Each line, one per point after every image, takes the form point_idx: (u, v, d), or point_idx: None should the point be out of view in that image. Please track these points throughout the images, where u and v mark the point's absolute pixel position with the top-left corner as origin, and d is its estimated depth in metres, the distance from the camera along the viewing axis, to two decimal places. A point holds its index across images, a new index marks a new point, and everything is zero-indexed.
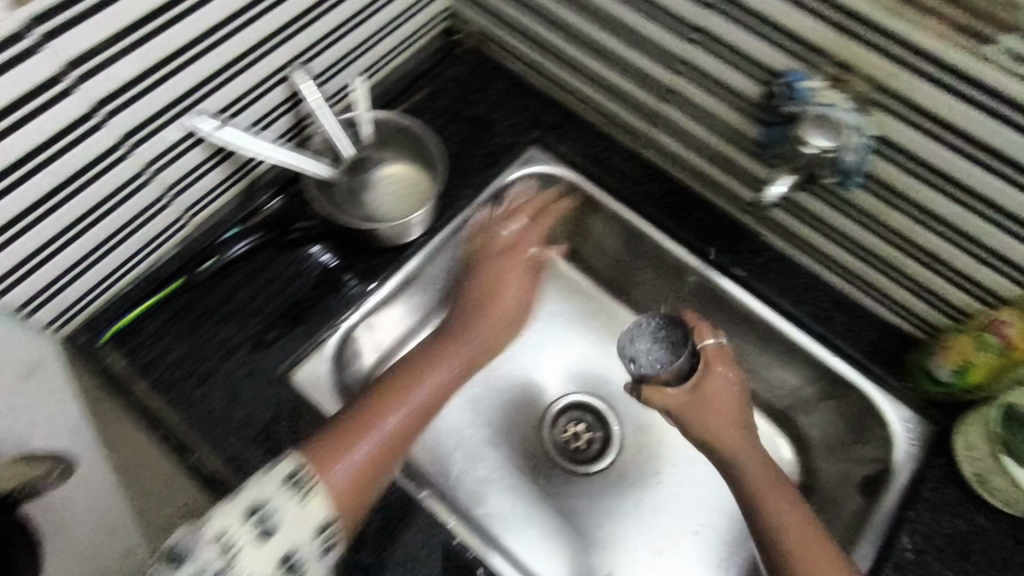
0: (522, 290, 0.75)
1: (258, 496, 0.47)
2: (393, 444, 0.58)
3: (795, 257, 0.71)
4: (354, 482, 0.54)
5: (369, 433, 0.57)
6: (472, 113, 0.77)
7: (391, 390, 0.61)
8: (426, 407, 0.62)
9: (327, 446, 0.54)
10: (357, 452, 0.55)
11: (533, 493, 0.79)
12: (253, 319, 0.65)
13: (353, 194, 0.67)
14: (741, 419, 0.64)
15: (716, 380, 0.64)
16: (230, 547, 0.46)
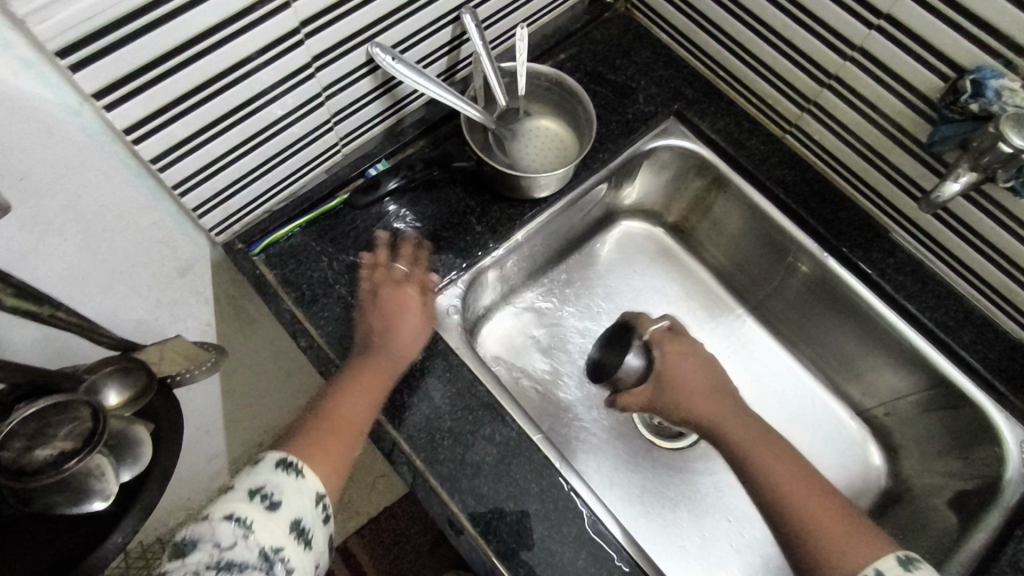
0: (700, 385, 0.66)
1: (255, 483, 0.47)
2: (349, 432, 0.55)
3: (926, 262, 0.70)
4: (327, 471, 0.52)
5: (316, 434, 0.53)
6: (615, 79, 0.78)
7: (354, 374, 0.58)
8: (376, 388, 0.58)
9: (309, 436, 0.53)
10: (325, 431, 0.54)
11: (618, 457, 0.81)
12: (393, 249, 0.68)
13: (501, 143, 0.69)
14: (710, 390, 0.66)
15: (677, 356, 0.68)
16: (242, 520, 0.45)
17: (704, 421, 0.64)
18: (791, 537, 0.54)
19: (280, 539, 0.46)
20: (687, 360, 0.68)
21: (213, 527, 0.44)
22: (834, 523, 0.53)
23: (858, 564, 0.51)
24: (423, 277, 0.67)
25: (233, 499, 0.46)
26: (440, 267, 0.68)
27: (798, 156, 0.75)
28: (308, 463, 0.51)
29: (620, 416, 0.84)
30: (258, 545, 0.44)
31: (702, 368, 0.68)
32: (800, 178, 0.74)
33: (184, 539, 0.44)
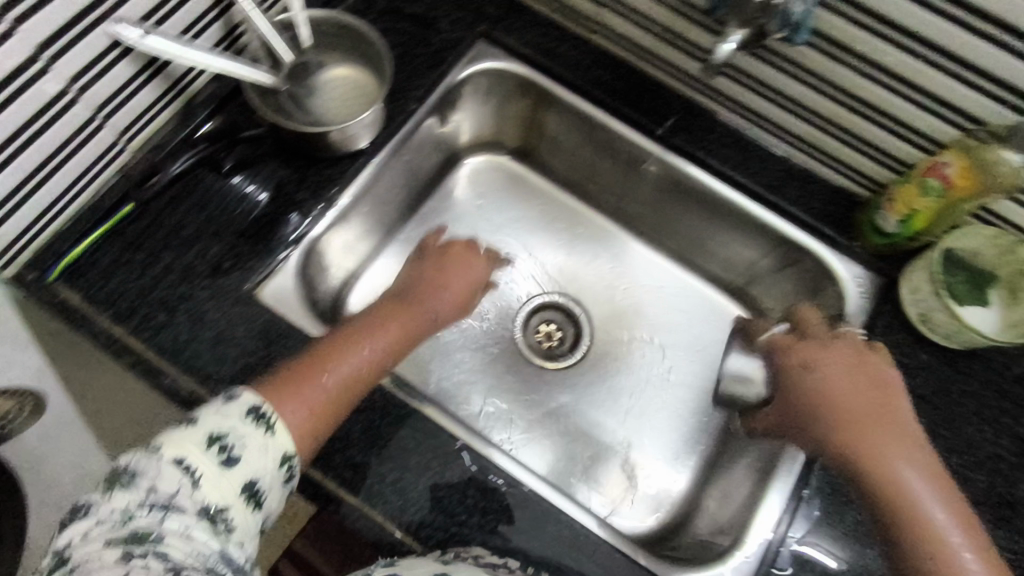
0: (877, 399, 0.57)
1: (223, 425, 0.43)
2: (348, 389, 0.54)
3: (746, 130, 0.72)
4: (309, 420, 0.49)
5: (314, 387, 0.51)
6: (414, 11, 0.74)
7: (349, 336, 0.58)
8: (376, 369, 0.58)
9: (275, 381, 0.50)
10: (317, 382, 0.52)
11: (514, 389, 0.82)
12: (212, 240, 0.63)
13: (299, 101, 0.64)
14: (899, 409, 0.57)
15: (879, 366, 0.59)
16: (191, 469, 0.41)
17: (865, 460, 0.54)
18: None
19: (228, 496, 0.41)
20: (406, 317, 0.66)
21: (157, 463, 0.40)
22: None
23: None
24: (253, 261, 0.63)
25: (180, 436, 0.42)
26: (266, 248, 0.64)
27: (610, 54, 0.75)
28: (276, 407, 0.47)
29: (506, 351, 0.84)
30: (200, 506, 0.40)
31: (853, 359, 0.59)
32: (618, 76, 0.74)
33: (127, 467, 0.40)
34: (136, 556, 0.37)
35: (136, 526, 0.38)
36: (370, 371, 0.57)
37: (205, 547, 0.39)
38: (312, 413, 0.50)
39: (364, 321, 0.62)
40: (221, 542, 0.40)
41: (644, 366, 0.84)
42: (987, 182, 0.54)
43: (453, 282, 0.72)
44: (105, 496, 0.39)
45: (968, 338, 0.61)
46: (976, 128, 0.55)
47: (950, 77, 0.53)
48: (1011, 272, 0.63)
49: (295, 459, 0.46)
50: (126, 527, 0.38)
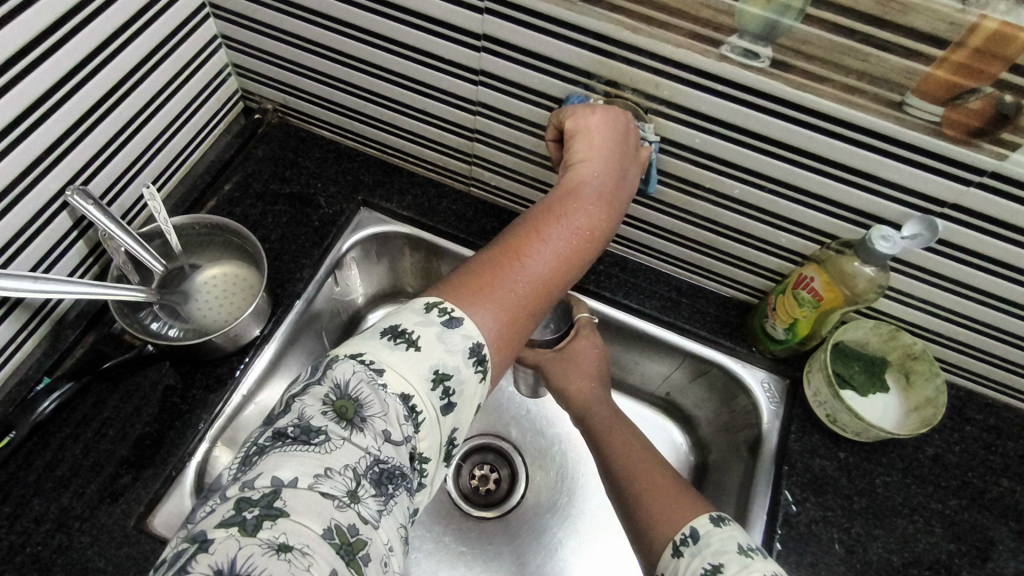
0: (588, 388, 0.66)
1: (445, 365, 0.42)
2: (542, 290, 0.49)
3: (631, 256, 0.75)
4: (503, 327, 0.46)
5: (514, 284, 0.47)
6: (290, 191, 0.75)
7: (530, 229, 0.50)
8: (571, 259, 0.51)
9: (468, 277, 0.47)
10: (510, 282, 0.47)
11: (453, 551, 0.76)
12: (91, 475, 0.58)
13: (172, 309, 0.63)
14: (596, 380, 0.66)
15: (584, 342, 0.66)
16: (413, 406, 0.41)
17: (582, 411, 0.64)
18: (634, 509, 0.52)
19: (432, 450, 0.42)
20: (561, 226, 0.51)
21: (383, 398, 0.40)
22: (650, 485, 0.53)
23: (672, 528, 0.48)
24: (139, 489, 0.58)
25: (413, 365, 0.41)
26: (151, 470, 0.59)
27: (489, 203, 0.77)
28: (468, 309, 0.45)
29: (440, 507, 0.78)
30: (409, 449, 0.40)
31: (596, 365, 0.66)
32: (499, 223, 0.76)
33: (349, 391, 0.40)
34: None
35: (352, 518, 0.36)
36: (557, 273, 0.50)
37: (406, 506, 0.40)
38: (509, 321, 0.46)
39: (534, 213, 0.52)
40: (409, 491, 0.40)
41: (581, 500, 0.79)
42: (846, 290, 0.58)
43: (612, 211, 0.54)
44: (336, 447, 0.38)
45: (875, 434, 0.62)
46: (830, 241, 0.58)
47: (797, 203, 0.56)
48: (899, 356, 0.65)
49: (488, 364, 0.45)
50: (351, 511, 0.37)
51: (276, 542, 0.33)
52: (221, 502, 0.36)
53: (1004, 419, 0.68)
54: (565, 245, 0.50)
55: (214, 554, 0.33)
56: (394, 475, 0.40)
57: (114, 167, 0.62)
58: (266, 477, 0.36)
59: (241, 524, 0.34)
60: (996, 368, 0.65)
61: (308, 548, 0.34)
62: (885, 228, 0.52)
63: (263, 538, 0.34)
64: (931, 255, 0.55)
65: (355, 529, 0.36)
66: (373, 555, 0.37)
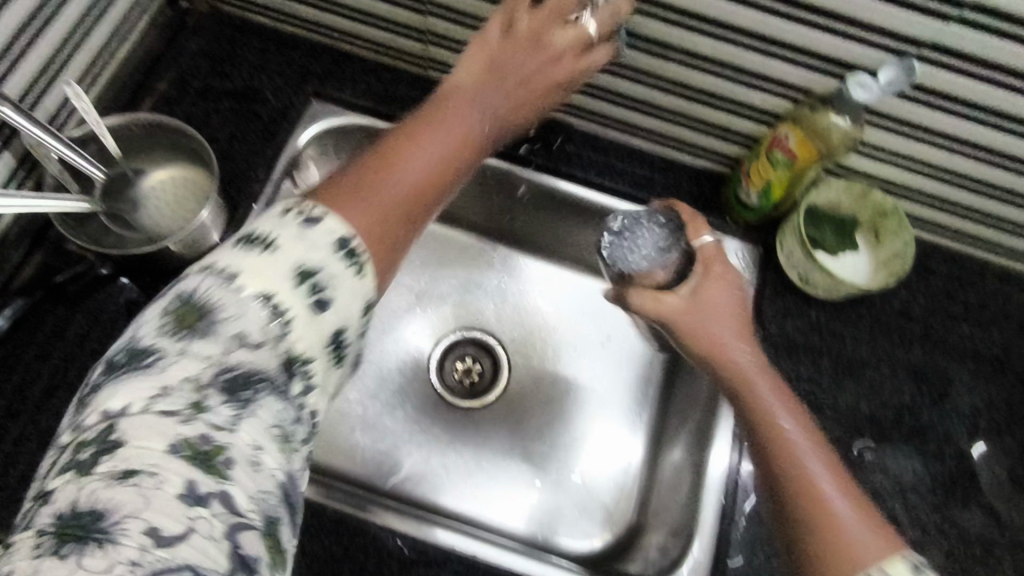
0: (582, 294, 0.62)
1: (306, 258, 0.37)
2: (420, 194, 0.43)
3: (601, 134, 0.72)
4: (377, 226, 0.40)
5: (386, 186, 0.42)
6: (233, 87, 0.70)
7: (401, 135, 0.46)
8: (453, 164, 0.46)
9: (333, 182, 0.42)
10: (390, 184, 0.42)
11: (443, 442, 0.78)
12: (65, 394, 0.57)
13: (121, 218, 0.59)
14: (739, 327, 0.51)
15: (715, 284, 0.52)
16: (275, 305, 0.36)
17: (712, 368, 0.50)
18: (803, 519, 0.42)
19: (313, 351, 0.37)
20: (433, 131, 0.46)
21: (233, 300, 0.36)
22: (838, 485, 0.43)
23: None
24: None
25: (273, 265, 0.37)
26: None
27: None
28: (337, 208, 0.40)
29: (425, 400, 0.80)
30: (280, 352, 0.36)
31: (733, 310, 0.52)
32: None
33: (194, 298, 0.36)
34: (207, 494, 0.31)
35: (200, 428, 0.32)
36: (436, 181, 0.45)
37: (279, 412, 0.35)
38: (390, 221, 0.41)
39: (410, 121, 0.47)
40: (279, 395, 0.36)
41: (565, 383, 0.81)
42: (821, 146, 0.56)
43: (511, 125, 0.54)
44: (168, 364, 0.34)
45: (845, 291, 0.64)
46: (803, 97, 0.57)
47: (772, 57, 0.54)
48: (870, 215, 0.66)
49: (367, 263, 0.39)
50: (196, 423, 0.32)
51: (115, 471, 0.30)
52: (56, 451, 0.32)
53: (966, 269, 0.70)
54: (441, 151, 0.46)
55: (53, 504, 0.29)
56: (252, 379, 0.35)
57: (30, 65, 0.56)
58: (95, 412, 0.32)
59: (76, 468, 0.31)
60: (961, 219, 0.66)
61: (153, 471, 0.30)
62: (862, 76, 0.51)
63: (101, 473, 0.30)
64: (905, 103, 0.54)
65: (206, 437, 0.32)
66: (236, 457, 0.32)
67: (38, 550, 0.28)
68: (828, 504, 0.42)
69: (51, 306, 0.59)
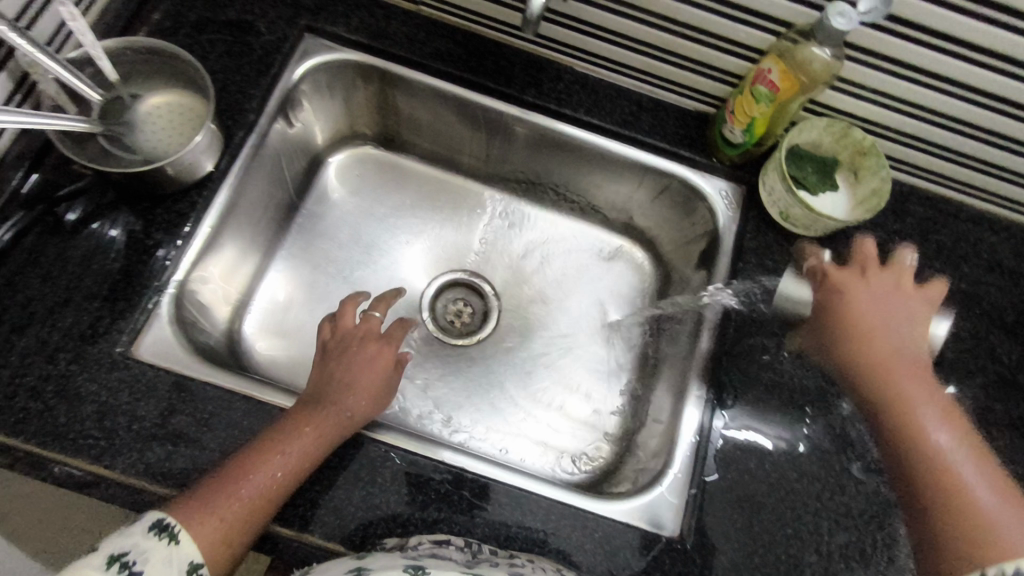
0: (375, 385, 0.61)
1: (116, 550, 0.43)
2: (262, 509, 0.50)
3: (591, 73, 0.73)
4: (217, 532, 0.47)
5: (230, 505, 0.48)
6: (227, 19, 0.70)
7: (253, 452, 0.52)
8: (293, 484, 0.52)
9: (196, 494, 0.48)
10: (235, 497, 0.49)
11: (433, 376, 0.80)
12: (66, 311, 0.58)
13: (119, 140, 0.60)
14: (923, 341, 0.52)
15: (887, 278, 0.56)
16: None
17: (855, 350, 0.52)
18: (920, 503, 0.43)
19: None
20: (286, 449, 0.52)
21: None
22: (948, 416, 0.46)
23: (978, 551, 0.40)
24: (118, 320, 0.59)
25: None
26: (126, 304, 0.60)
27: (440, 25, 0.73)
28: (193, 524, 0.46)
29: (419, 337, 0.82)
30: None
31: (899, 295, 0.54)
32: (453, 44, 0.73)
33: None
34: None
35: None
36: (272, 477, 0.51)
37: None
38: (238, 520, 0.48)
39: (259, 439, 0.53)
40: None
41: (552, 323, 0.83)
42: (803, 77, 0.58)
43: (351, 400, 0.58)
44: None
45: (823, 225, 0.66)
46: (786, 30, 0.58)
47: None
48: (850, 153, 0.68)
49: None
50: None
51: None
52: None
53: (941, 210, 0.72)
54: (291, 471, 0.52)
55: None
56: None
57: None
58: None
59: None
60: (936, 159, 0.68)
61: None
62: (842, 5, 0.52)
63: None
64: (883, 34, 0.56)
65: None
66: None
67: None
68: (966, 490, 0.42)
69: (49, 225, 0.61)
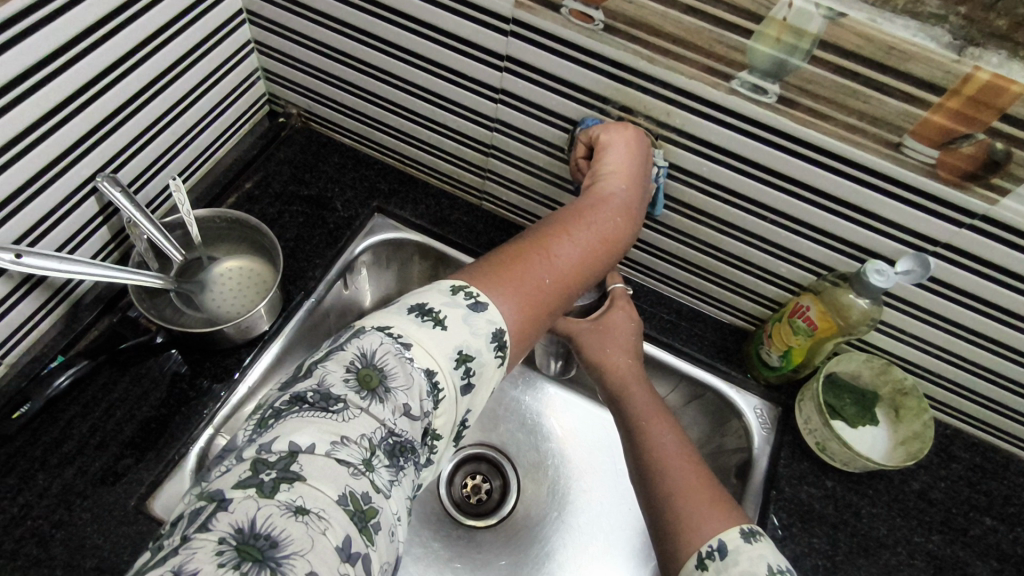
0: (632, 170, 0.56)
1: (311, 468, 0.36)
2: (556, 294, 0.50)
3: (633, 277, 0.77)
4: (521, 315, 0.47)
5: (536, 277, 0.49)
6: (308, 193, 0.78)
7: (534, 245, 0.51)
8: (555, 296, 0.50)
9: (498, 264, 0.49)
10: (541, 279, 0.49)
11: (441, 558, 0.76)
12: (96, 453, 0.60)
13: (188, 298, 0.65)
14: (631, 351, 0.63)
15: (618, 313, 0.64)
16: (317, 508, 0.35)
17: (616, 387, 0.60)
18: (659, 496, 0.51)
19: (444, 428, 0.44)
20: (540, 257, 0.50)
21: (409, 371, 0.41)
22: (660, 425, 0.55)
23: (696, 539, 0.46)
24: (141, 470, 0.60)
25: (438, 342, 0.43)
26: (150, 455, 0.60)
27: (500, 218, 0.79)
28: (492, 292, 0.47)
29: (430, 512, 0.80)
30: (424, 425, 0.42)
31: (626, 331, 0.63)
32: (507, 236, 0.78)
33: (375, 360, 0.41)
34: (357, 552, 0.36)
35: (366, 486, 0.38)
36: (532, 301, 0.48)
37: (412, 479, 0.42)
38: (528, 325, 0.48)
39: (524, 235, 0.53)
40: (416, 465, 0.42)
41: (572, 515, 0.80)
42: (841, 321, 0.60)
43: (585, 258, 0.53)
44: (354, 416, 0.40)
45: (863, 464, 0.64)
46: (826, 272, 0.61)
47: (797, 234, 0.59)
48: (889, 391, 0.67)
49: (507, 351, 0.47)
50: (364, 479, 0.38)
51: (293, 504, 0.35)
52: (237, 462, 0.37)
53: (990, 459, 0.69)
54: (539, 290, 0.49)
55: None
56: (405, 448, 0.41)
57: (142, 158, 0.64)
58: None
59: (258, 485, 0.35)
60: (983, 409, 0.67)
61: (323, 512, 0.35)
62: (879, 263, 0.55)
63: (280, 500, 0.35)
64: (923, 291, 0.57)
65: (368, 497, 0.38)
66: (382, 523, 0.38)
67: (222, 558, 0.33)
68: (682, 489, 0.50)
69: (105, 368, 0.63)
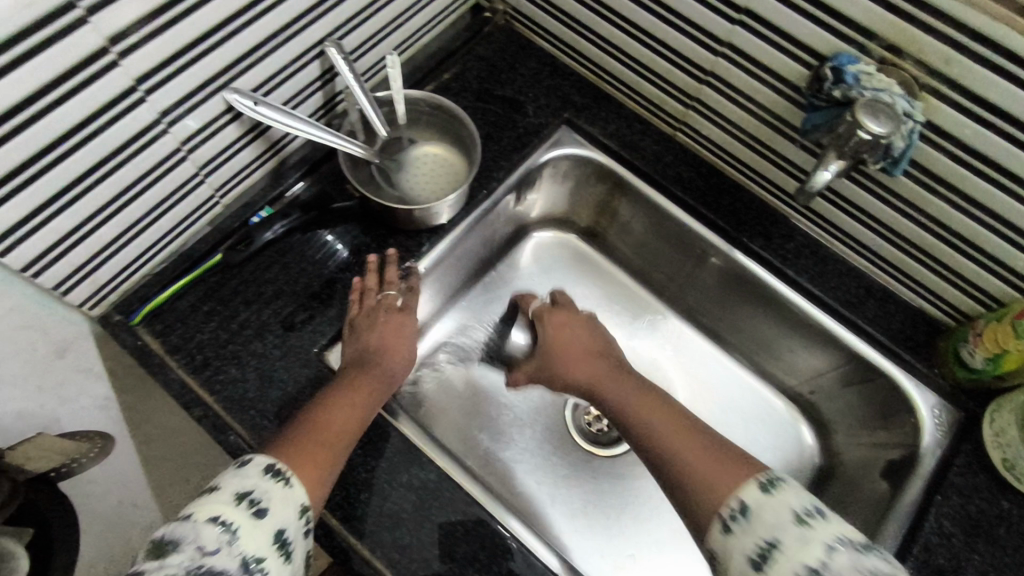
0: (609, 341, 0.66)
1: (240, 487, 0.44)
2: (336, 451, 0.52)
3: (825, 243, 0.71)
4: (307, 480, 0.49)
5: (314, 450, 0.51)
6: (503, 93, 0.77)
7: (311, 429, 0.53)
8: (337, 454, 0.52)
9: (297, 444, 0.51)
10: (320, 442, 0.52)
11: (558, 474, 0.77)
12: (288, 299, 0.65)
13: (387, 173, 0.68)
14: (596, 353, 0.65)
15: (567, 325, 0.68)
16: (241, 546, 0.41)
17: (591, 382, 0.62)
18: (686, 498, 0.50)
19: (290, 515, 0.45)
20: (326, 438, 0.53)
21: (260, 521, 0.43)
22: (667, 425, 0.54)
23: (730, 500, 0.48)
24: (324, 324, 0.65)
25: (286, 496, 0.46)
26: (326, 316, 0.65)
27: (691, 153, 0.75)
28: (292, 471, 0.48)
29: (554, 428, 0.80)
30: (276, 532, 0.44)
31: (587, 346, 0.65)
32: (695, 173, 0.75)
33: (250, 493, 0.44)
34: (289, 549, 0.44)
35: (264, 537, 0.43)
36: (312, 460, 0.50)
37: (299, 528, 0.46)
38: (318, 469, 0.50)
39: (298, 421, 0.54)
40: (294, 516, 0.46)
41: None
42: None
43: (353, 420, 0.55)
44: (245, 532, 0.42)
45: None
46: None
47: None
48: None
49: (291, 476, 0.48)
50: (264, 524, 0.43)
51: (246, 556, 0.41)
52: (204, 531, 0.41)
53: None
54: (321, 458, 0.51)
55: None
56: (283, 538, 0.44)
57: (367, 29, 0.65)
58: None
59: (243, 502, 0.43)
60: None
61: (258, 556, 0.42)
62: None
63: (248, 560, 0.41)
64: None
65: (283, 535, 0.44)
66: (292, 554, 0.45)
67: None
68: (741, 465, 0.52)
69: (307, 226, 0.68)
